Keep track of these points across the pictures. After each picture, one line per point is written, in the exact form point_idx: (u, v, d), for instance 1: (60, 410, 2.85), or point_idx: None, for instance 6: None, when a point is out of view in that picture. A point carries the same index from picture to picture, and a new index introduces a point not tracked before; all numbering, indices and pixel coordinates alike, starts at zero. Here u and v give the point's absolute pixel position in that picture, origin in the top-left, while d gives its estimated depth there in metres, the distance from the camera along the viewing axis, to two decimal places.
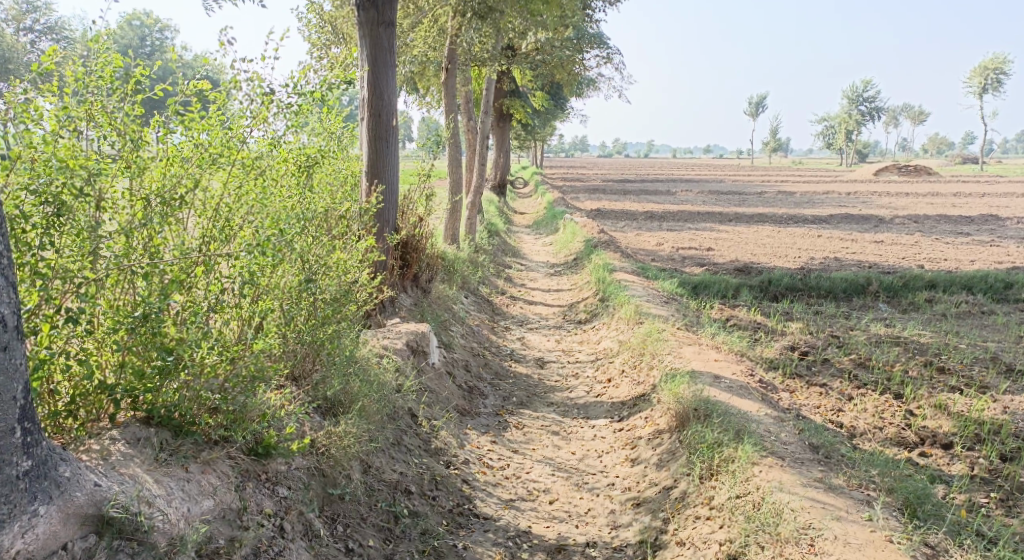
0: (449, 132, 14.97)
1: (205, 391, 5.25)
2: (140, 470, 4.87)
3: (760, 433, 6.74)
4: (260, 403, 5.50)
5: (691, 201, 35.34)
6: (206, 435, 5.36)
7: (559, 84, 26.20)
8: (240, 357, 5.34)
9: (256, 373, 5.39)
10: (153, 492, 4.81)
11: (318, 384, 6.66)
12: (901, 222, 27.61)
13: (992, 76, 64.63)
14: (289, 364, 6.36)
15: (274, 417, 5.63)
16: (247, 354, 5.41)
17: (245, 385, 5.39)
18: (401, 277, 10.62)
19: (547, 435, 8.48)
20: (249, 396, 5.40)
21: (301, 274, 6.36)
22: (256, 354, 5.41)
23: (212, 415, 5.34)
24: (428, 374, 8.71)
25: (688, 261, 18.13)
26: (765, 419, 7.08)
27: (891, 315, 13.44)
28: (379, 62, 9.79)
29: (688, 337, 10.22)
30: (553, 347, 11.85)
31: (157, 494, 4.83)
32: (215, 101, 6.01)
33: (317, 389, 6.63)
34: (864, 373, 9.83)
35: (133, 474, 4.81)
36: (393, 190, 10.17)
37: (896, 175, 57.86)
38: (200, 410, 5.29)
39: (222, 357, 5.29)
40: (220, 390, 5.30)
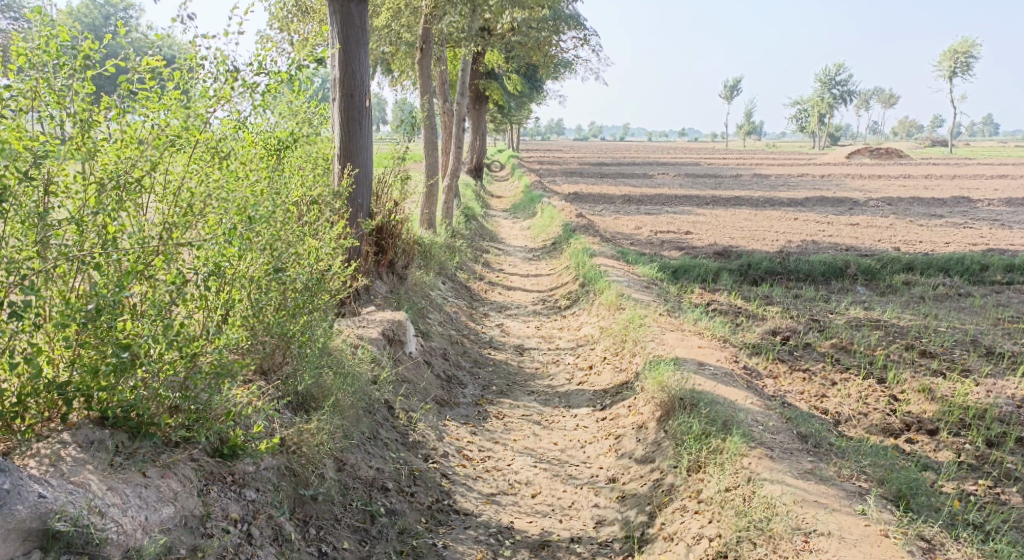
0: (424, 114, 14.69)
1: (166, 390, 4.96)
2: (92, 478, 4.59)
3: (748, 422, 6.58)
4: (225, 401, 5.21)
5: (667, 184, 35.25)
6: (166, 437, 5.06)
7: (534, 66, 25.96)
8: (204, 353, 5.06)
9: (223, 370, 5.12)
10: (106, 501, 4.53)
11: (288, 378, 6.41)
12: (876, 205, 27.62)
13: (963, 59, 64.87)
14: (257, 358, 6.10)
15: (241, 415, 5.34)
16: (211, 350, 5.12)
17: (208, 382, 5.10)
18: (376, 264, 10.35)
19: (528, 425, 8.29)
20: (214, 394, 5.11)
21: (270, 263, 6.16)
22: (221, 350, 5.14)
23: (174, 413, 5.06)
24: (405, 364, 8.49)
25: (666, 244, 17.98)
26: (751, 408, 6.92)
27: (870, 298, 13.35)
28: (352, 40, 9.53)
29: (670, 323, 10.05)
30: (533, 334, 11.66)
31: (111, 503, 4.54)
32: (171, 79, 5.89)
33: (287, 384, 6.35)
34: (846, 358, 9.70)
35: (85, 482, 4.54)
36: (366, 174, 9.88)
37: (868, 158, 58.13)
38: (160, 409, 4.99)
39: (185, 355, 5.00)
40: (181, 389, 5.03)
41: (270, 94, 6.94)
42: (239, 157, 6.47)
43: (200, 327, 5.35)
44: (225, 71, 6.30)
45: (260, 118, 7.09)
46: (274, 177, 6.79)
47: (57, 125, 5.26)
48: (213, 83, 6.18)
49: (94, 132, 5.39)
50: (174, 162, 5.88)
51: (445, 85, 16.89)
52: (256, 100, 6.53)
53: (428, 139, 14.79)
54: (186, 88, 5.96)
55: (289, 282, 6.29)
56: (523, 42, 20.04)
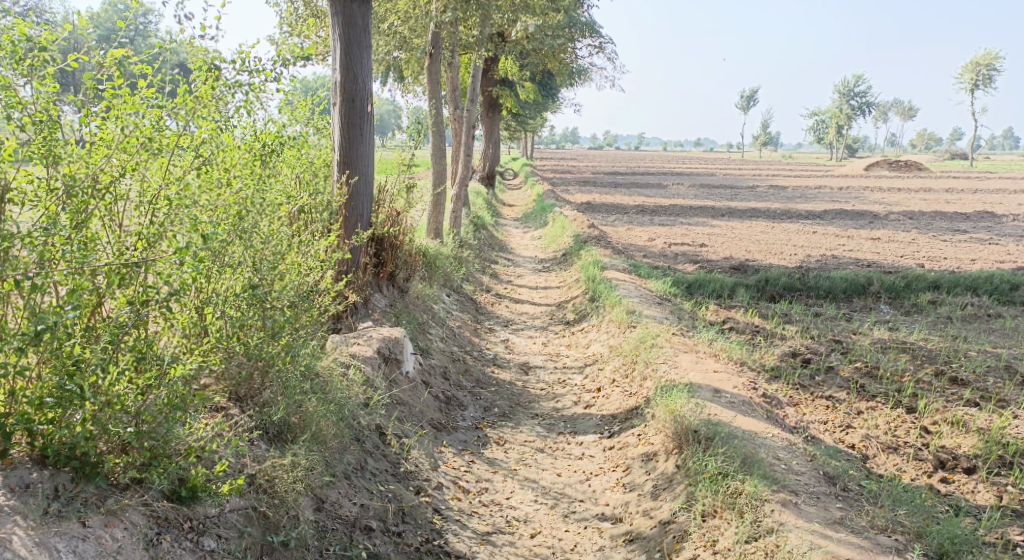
0: (433, 119, 14.16)
1: (118, 425, 4.50)
2: (19, 531, 4.11)
3: (770, 461, 6.03)
4: (184, 436, 4.72)
5: (682, 195, 34.62)
6: (113, 478, 4.59)
7: (549, 73, 25.40)
8: (160, 384, 4.62)
9: (180, 402, 4.65)
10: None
11: (265, 405, 5.89)
12: (896, 218, 26.95)
13: (985, 72, 63.99)
14: (229, 383, 5.62)
15: (203, 451, 4.86)
16: (168, 381, 4.65)
17: (164, 415, 4.63)
18: (375, 277, 9.81)
19: (530, 453, 7.75)
20: (171, 428, 4.63)
21: (248, 280, 5.71)
22: (179, 380, 4.69)
23: (127, 449, 4.60)
24: (400, 385, 7.96)
25: (681, 257, 17.39)
26: (773, 443, 6.36)
27: (894, 318, 12.75)
28: (354, 43, 9.03)
29: (684, 343, 9.49)
30: (539, 351, 11.11)
31: None
32: (144, 77, 5.46)
33: (261, 414, 5.82)
34: (872, 384, 9.12)
35: (9, 537, 4.07)
36: (367, 181, 9.37)
37: (886, 170, 57.34)
38: (113, 445, 4.55)
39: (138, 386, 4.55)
40: (134, 424, 4.56)
41: (254, 94, 6.49)
42: (222, 161, 6.02)
43: (167, 350, 4.90)
44: (205, 67, 5.86)
45: (245, 117, 6.63)
46: (261, 182, 6.33)
47: (18, 127, 4.85)
48: (192, 83, 5.75)
49: (60, 136, 4.98)
50: (147, 168, 5.45)
51: (455, 90, 16.37)
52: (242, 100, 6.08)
53: (436, 146, 14.25)
54: (160, 87, 5.49)
55: (271, 301, 5.83)
56: (537, 48, 19.50)
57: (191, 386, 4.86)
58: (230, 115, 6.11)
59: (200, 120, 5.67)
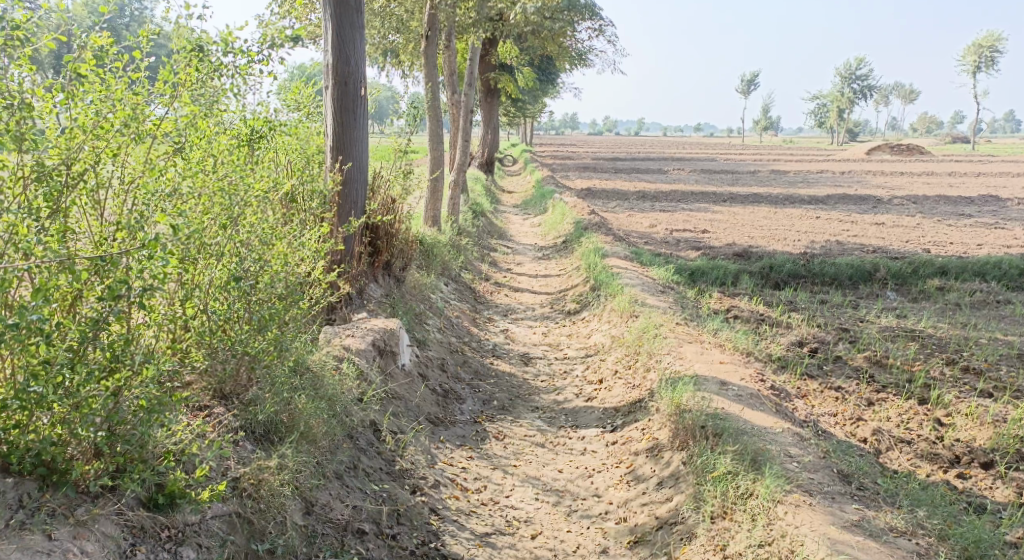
0: (430, 105, 13.83)
1: (88, 429, 4.27)
2: None
3: (782, 459, 5.78)
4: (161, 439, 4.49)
5: (684, 180, 34.31)
6: (82, 486, 4.37)
7: (548, 57, 25.03)
8: (132, 387, 4.37)
9: (155, 405, 4.42)
10: None
11: (251, 402, 5.64)
12: (901, 203, 26.66)
13: (987, 55, 63.53)
14: (211, 380, 5.40)
15: (183, 454, 4.64)
16: (140, 383, 4.42)
17: (139, 418, 4.40)
18: (370, 266, 9.53)
19: (530, 448, 7.49)
20: (146, 432, 4.40)
21: (232, 272, 5.47)
22: (153, 382, 4.45)
23: (100, 453, 4.38)
24: (396, 379, 7.69)
25: (683, 244, 17.11)
26: (785, 439, 6.10)
27: (902, 305, 12.48)
28: (346, 23, 8.73)
29: (689, 332, 9.22)
30: (540, 341, 10.85)
31: None
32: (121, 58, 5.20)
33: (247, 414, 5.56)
34: (882, 374, 8.86)
35: None
36: (361, 167, 9.08)
37: (888, 154, 56.94)
38: (83, 449, 4.33)
39: (110, 388, 4.32)
40: (103, 427, 4.33)
41: (240, 76, 6.23)
42: (205, 146, 5.78)
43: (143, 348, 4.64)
44: (188, 49, 5.60)
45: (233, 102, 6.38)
46: (248, 168, 6.08)
47: None
48: (175, 66, 5.49)
49: (31, 120, 4.72)
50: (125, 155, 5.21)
51: (452, 74, 16.04)
52: (227, 84, 5.82)
53: (433, 131, 13.92)
54: (139, 70, 5.23)
55: (256, 294, 5.59)
56: (536, 31, 19.15)
57: (167, 386, 4.63)
58: (215, 99, 5.85)
59: (182, 104, 5.42)
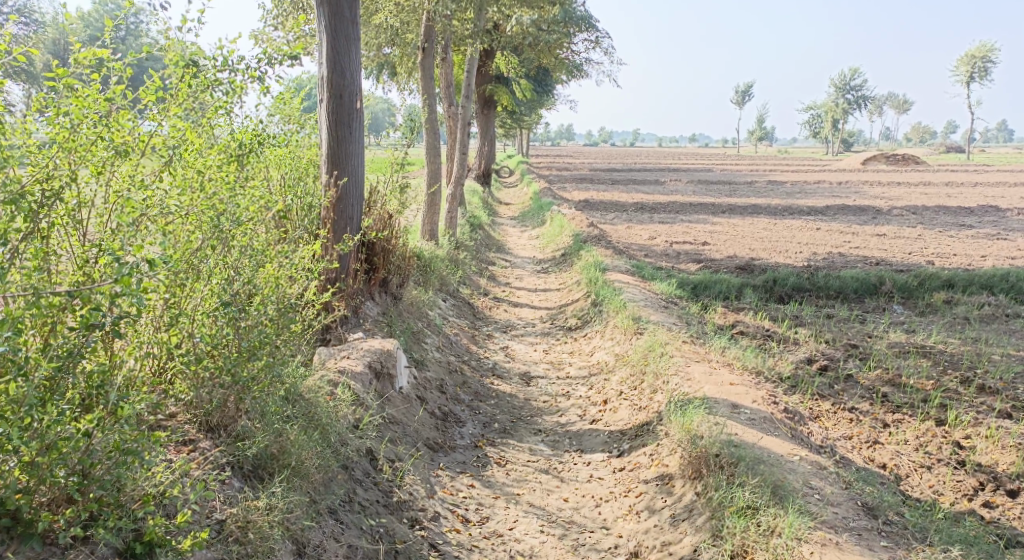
0: (427, 117, 13.54)
1: (59, 472, 4.05)
2: None
3: (802, 493, 5.49)
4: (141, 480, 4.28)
5: (681, 191, 34.07)
6: (51, 536, 4.14)
7: (545, 69, 24.78)
8: (105, 428, 4.11)
9: (130, 446, 4.17)
10: None
11: (240, 436, 5.35)
12: (900, 213, 26.42)
13: (980, 65, 63.58)
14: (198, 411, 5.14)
15: (163, 497, 4.40)
16: (115, 421, 4.18)
17: (113, 460, 4.15)
18: (366, 283, 9.23)
19: (534, 475, 7.18)
20: (122, 474, 4.16)
21: (219, 297, 5.20)
22: (129, 421, 4.20)
23: (72, 499, 4.17)
24: (393, 402, 7.38)
25: (684, 257, 16.83)
26: (804, 470, 5.81)
27: (909, 319, 12.19)
28: (341, 35, 8.47)
29: (696, 351, 8.93)
30: (541, 359, 10.55)
31: None
32: (100, 70, 4.96)
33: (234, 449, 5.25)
34: (896, 394, 8.56)
35: None
36: (357, 182, 8.80)
37: (884, 164, 56.84)
38: (53, 495, 4.12)
39: (83, 429, 4.09)
40: (73, 470, 4.10)
41: (235, 90, 5.98)
42: (195, 163, 5.54)
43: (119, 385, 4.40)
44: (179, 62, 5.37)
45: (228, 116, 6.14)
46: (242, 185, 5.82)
47: None
48: (165, 79, 5.26)
49: (6, 137, 4.51)
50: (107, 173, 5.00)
51: (449, 86, 15.77)
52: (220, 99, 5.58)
53: (430, 144, 13.63)
54: (120, 83, 5.00)
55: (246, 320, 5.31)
56: (532, 43, 18.92)
57: (145, 423, 4.38)
58: (206, 115, 5.61)
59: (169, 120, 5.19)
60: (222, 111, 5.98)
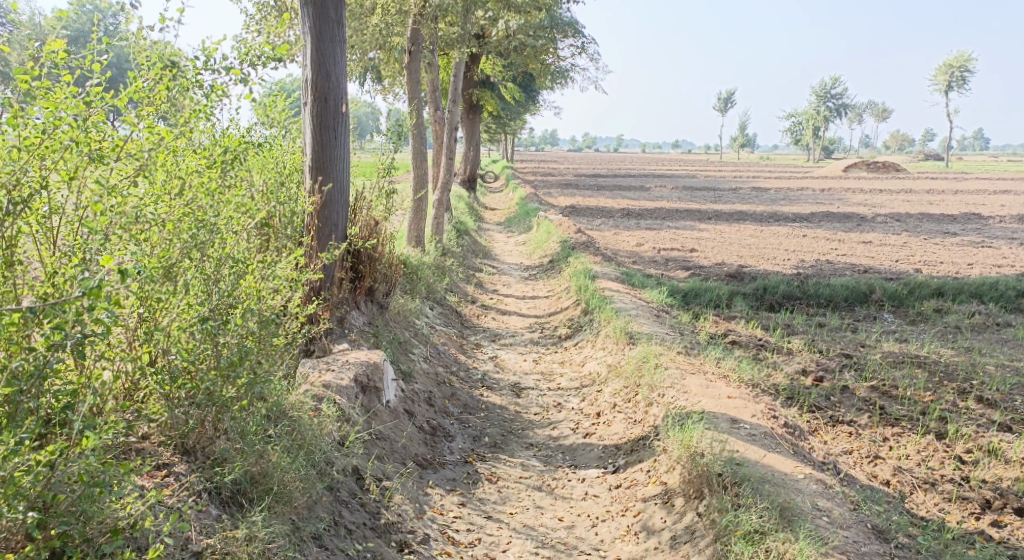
0: (413, 121, 13.28)
1: (18, 507, 3.86)
2: None
3: (809, 520, 5.32)
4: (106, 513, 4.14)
5: (666, 198, 33.90)
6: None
7: (531, 73, 24.55)
8: (69, 458, 3.95)
9: (96, 478, 4.05)
10: None
11: (217, 459, 5.14)
12: (884, 221, 26.34)
13: (957, 75, 64.02)
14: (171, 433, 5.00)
15: (134, 530, 4.27)
16: (78, 451, 4.02)
17: (77, 494, 4.03)
18: (352, 292, 8.96)
19: (527, 492, 6.96)
20: (88, 508, 4.05)
21: (197, 311, 5.05)
22: (94, 452, 4.04)
23: (32, 535, 4.02)
24: (380, 417, 7.16)
25: (672, 264, 16.64)
26: (809, 491, 5.64)
27: (901, 328, 12.02)
28: (325, 37, 8.24)
29: (691, 362, 8.73)
30: (530, 369, 10.32)
31: None
32: (77, 70, 4.77)
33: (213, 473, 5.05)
34: (894, 405, 8.37)
35: None
36: (342, 187, 8.56)
37: (865, 171, 57.09)
38: (11, 532, 3.94)
39: (44, 459, 3.92)
40: (33, 504, 3.95)
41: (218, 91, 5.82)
42: (173, 168, 5.39)
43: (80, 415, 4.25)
44: (156, 63, 5.24)
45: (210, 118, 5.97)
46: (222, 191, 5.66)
47: None
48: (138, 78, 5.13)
49: None
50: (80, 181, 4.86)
51: (435, 91, 15.52)
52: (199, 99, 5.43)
53: (416, 149, 13.37)
54: (97, 83, 4.82)
55: (224, 337, 5.13)
56: (519, 48, 18.71)
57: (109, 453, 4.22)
58: (184, 118, 5.47)
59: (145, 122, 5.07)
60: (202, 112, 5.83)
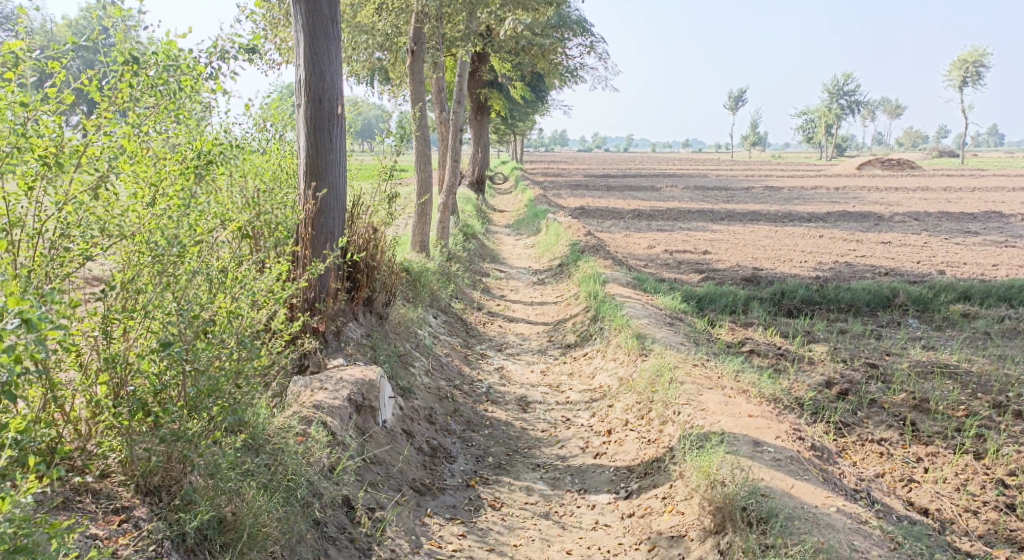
0: (416, 123, 12.79)
1: None
2: None
3: None
4: None
5: (678, 198, 33.27)
6: None
7: (540, 73, 24.05)
8: None
9: (19, 544, 3.76)
10: None
11: (183, 500, 4.76)
12: (901, 220, 25.70)
13: (972, 69, 63.16)
14: (128, 474, 4.70)
15: None
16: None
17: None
18: (348, 303, 8.44)
19: (533, 520, 6.46)
20: None
21: (159, 337, 4.76)
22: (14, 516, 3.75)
23: None
24: (375, 439, 6.67)
25: (685, 267, 16.09)
26: (844, 533, 5.20)
27: (928, 334, 11.43)
28: (319, 33, 7.74)
29: (709, 375, 8.20)
30: (538, 381, 9.81)
31: None
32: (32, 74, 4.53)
33: (176, 518, 4.68)
34: (926, 421, 7.82)
35: None
36: (339, 193, 8.07)
37: (879, 168, 56.34)
38: None
39: None
40: None
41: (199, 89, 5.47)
42: (146, 175, 5.07)
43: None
44: (127, 62, 4.92)
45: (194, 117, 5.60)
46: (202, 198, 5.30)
47: None
48: (105, 80, 4.87)
49: None
50: (40, 191, 4.62)
51: (440, 92, 15.02)
52: (173, 99, 5.09)
53: (420, 152, 12.83)
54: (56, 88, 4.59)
55: (191, 362, 4.81)
56: (526, 47, 18.19)
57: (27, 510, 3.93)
58: (160, 119, 5.16)
59: (107, 127, 4.79)
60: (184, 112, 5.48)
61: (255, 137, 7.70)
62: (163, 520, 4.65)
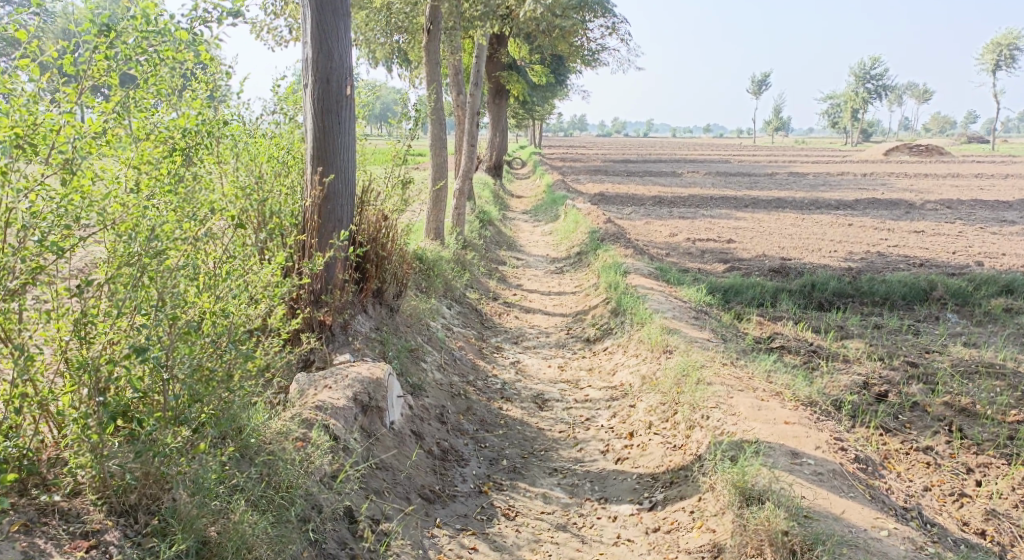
0: (432, 105, 12.27)
1: None
2: None
3: None
4: None
5: (700, 184, 32.58)
6: None
7: (560, 55, 23.45)
8: None
9: None
10: None
11: (158, 525, 4.29)
12: (933, 208, 24.94)
13: (1005, 52, 61.67)
14: (99, 494, 4.24)
15: None
16: None
17: None
18: (357, 295, 7.95)
19: (550, 533, 5.98)
20: None
21: (129, 341, 4.25)
22: None
23: None
24: (380, 442, 6.18)
25: (710, 257, 15.53)
26: None
27: (969, 330, 10.83)
28: (327, 9, 7.21)
29: (739, 375, 7.68)
30: (556, 376, 9.31)
31: None
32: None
33: (152, 545, 4.22)
34: (974, 427, 7.27)
35: None
36: (348, 178, 7.55)
37: (906, 155, 55.17)
38: None
39: None
40: None
41: (187, 65, 5.04)
42: (129, 157, 4.61)
43: None
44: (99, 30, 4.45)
45: (182, 97, 5.16)
46: (192, 183, 4.84)
47: None
48: (78, 50, 4.41)
49: None
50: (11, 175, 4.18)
51: (457, 74, 14.47)
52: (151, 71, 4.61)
53: (435, 136, 12.31)
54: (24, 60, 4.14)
55: (170, 370, 4.35)
56: (547, 28, 17.62)
57: None
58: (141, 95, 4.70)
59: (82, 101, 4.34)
60: (170, 91, 5.05)
61: (258, 118, 7.19)
62: (137, 547, 4.19)
